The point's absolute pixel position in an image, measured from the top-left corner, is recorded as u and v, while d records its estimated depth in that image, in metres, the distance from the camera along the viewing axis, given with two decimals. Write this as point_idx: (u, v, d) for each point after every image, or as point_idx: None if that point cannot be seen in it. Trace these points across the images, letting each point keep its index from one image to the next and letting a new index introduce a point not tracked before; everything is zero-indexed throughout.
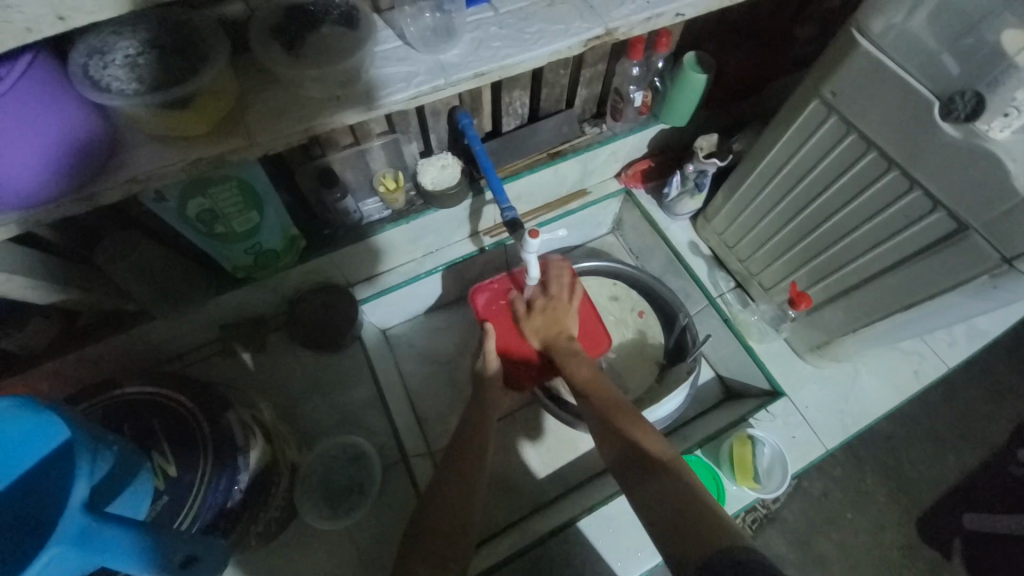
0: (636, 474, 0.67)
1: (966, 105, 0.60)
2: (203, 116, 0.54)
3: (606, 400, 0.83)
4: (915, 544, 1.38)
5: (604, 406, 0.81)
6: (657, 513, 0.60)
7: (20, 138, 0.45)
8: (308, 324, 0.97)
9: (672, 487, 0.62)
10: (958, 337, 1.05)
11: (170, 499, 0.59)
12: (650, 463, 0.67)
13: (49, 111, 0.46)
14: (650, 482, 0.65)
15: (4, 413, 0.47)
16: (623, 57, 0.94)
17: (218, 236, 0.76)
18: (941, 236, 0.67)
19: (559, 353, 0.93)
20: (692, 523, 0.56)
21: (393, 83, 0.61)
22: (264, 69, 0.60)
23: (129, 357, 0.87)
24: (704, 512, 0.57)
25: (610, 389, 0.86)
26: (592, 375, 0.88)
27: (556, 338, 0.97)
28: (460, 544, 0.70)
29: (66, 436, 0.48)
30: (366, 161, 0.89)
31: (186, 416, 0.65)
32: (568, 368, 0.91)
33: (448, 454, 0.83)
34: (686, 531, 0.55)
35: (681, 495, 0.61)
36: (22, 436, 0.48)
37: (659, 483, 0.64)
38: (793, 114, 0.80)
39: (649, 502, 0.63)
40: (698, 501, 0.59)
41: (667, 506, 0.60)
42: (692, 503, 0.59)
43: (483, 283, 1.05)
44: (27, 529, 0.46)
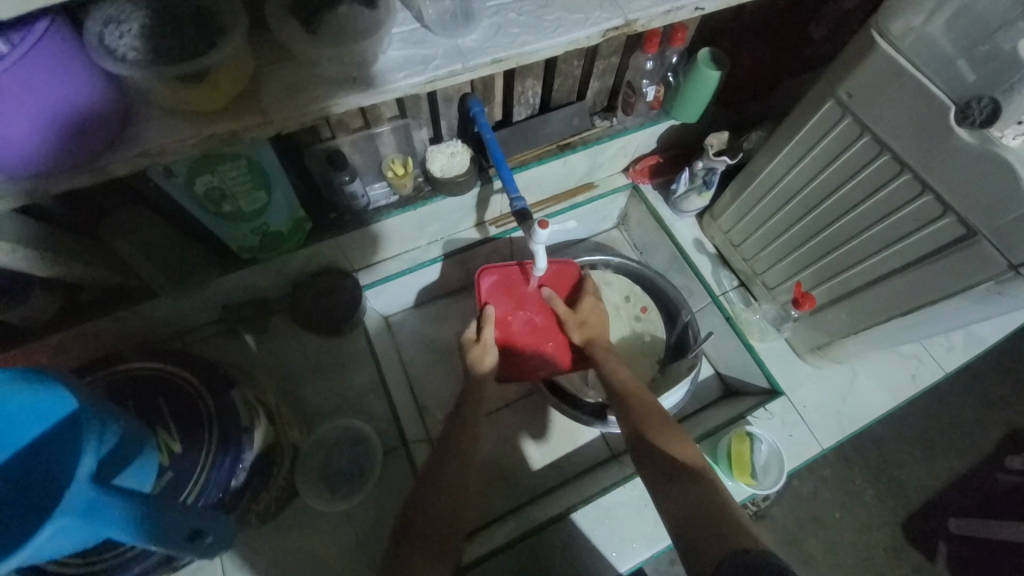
0: (662, 478, 0.70)
1: (982, 111, 0.60)
2: (219, 92, 0.53)
3: (641, 401, 0.85)
4: (901, 545, 1.41)
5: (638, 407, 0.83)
6: (679, 516, 0.63)
7: (34, 105, 0.44)
8: (311, 307, 0.96)
9: (697, 494, 0.65)
10: (956, 342, 1.06)
11: (174, 476, 0.59)
12: (680, 470, 0.70)
13: (62, 79, 0.45)
14: (677, 488, 0.67)
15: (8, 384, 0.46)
16: (638, 50, 0.93)
17: (226, 215, 0.75)
18: (949, 241, 0.68)
19: (598, 349, 0.96)
20: (715, 526, 0.59)
21: (409, 66, 0.60)
22: (279, 46, 0.59)
23: (131, 334, 0.87)
24: (722, 519, 0.60)
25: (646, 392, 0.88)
26: (630, 379, 0.90)
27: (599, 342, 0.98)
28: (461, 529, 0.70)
29: (75, 408, 0.48)
30: (375, 145, 0.89)
31: (190, 394, 0.65)
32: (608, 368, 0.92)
33: (450, 431, 0.84)
34: (707, 535, 0.58)
35: (704, 502, 0.63)
36: (30, 408, 0.48)
37: (686, 489, 0.66)
38: (807, 114, 0.80)
39: (674, 505, 0.65)
40: (719, 509, 0.61)
41: (690, 512, 0.63)
42: (713, 509, 0.62)
43: (491, 264, 1.02)
44: (36, 499, 0.46)
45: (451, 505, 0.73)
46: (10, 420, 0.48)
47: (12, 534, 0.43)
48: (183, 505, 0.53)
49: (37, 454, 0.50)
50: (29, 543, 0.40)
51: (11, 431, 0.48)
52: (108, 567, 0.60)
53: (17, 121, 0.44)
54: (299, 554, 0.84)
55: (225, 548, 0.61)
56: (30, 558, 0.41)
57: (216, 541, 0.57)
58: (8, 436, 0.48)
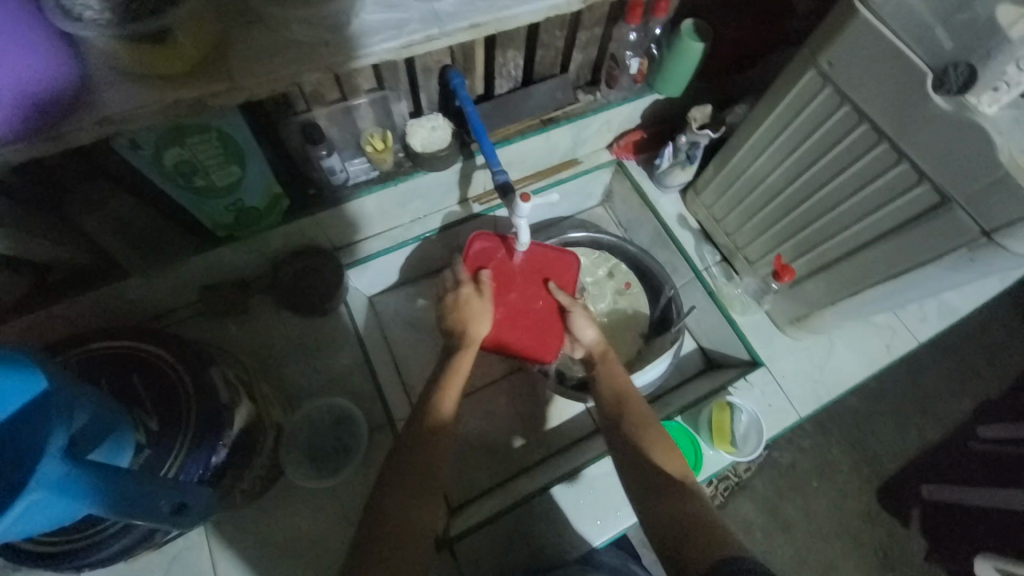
0: (648, 489, 0.69)
1: (959, 77, 0.61)
2: (181, 54, 0.51)
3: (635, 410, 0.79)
4: (875, 511, 1.47)
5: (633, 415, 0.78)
6: (666, 528, 0.63)
7: None
8: (291, 286, 0.95)
9: (684, 508, 0.65)
10: (929, 313, 1.09)
11: (152, 454, 0.58)
12: (668, 483, 0.69)
13: None
14: (665, 499, 0.67)
15: None
16: (620, 21, 0.91)
17: (197, 190, 0.73)
18: (924, 209, 0.69)
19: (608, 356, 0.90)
20: (702, 538, 0.60)
21: (384, 30, 0.58)
22: (246, 7, 0.57)
23: (104, 317, 0.84)
24: (707, 531, 0.61)
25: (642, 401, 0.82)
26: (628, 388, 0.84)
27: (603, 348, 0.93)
28: None
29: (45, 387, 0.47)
30: (353, 119, 0.86)
31: (167, 372, 0.64)
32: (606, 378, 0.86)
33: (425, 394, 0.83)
34: (694, 545, 0.59)
35: (690, 513, 0.64)
36: None
37: (673, 501, 0.66)
38: (788, 85, 0.80)
39: (661, 518, 0.65)
40: (705, 522, 0.62)
41: (676, 525, 0.63)
42: (698, 519, 0.63)
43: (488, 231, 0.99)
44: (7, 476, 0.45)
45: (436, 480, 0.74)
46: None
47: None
48: (159, 478, 0.52)
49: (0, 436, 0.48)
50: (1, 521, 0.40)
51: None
52: (87, 545, 0.60)
53: None
54: (287, 532, 0.84)
55: (206, 519, 0.61)
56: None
57: (195, 512, 0.57)
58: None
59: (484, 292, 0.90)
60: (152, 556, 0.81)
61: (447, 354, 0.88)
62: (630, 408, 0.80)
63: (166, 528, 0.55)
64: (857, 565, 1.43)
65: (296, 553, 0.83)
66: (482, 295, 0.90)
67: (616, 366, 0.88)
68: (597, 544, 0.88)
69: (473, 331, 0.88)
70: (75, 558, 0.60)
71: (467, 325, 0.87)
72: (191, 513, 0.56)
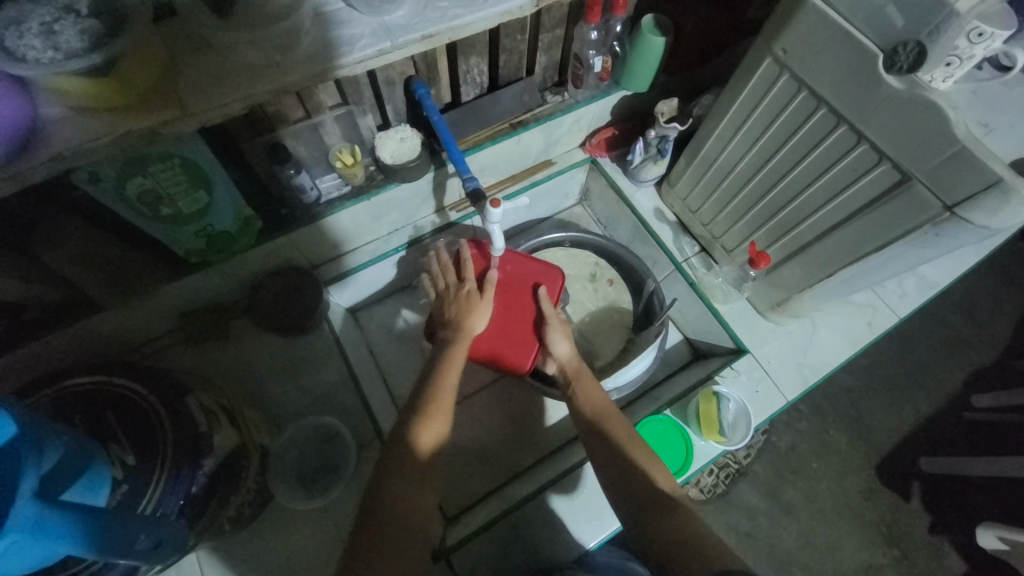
0: (642, 504, 0.69)
1: (908, 57, 0.62)
2: (128, 86, 0.51)
3: (614, 431, 0.77)
4: (876, 487, 1.48)
5: (612, 438, 0.77)
6: (663, 545, 0.63)
7: None
8: (271, 307, 0.94)
9: (680, 524, 0.65)
10: (908, 288, 1.10)
11: (130, 487, 0.58)
12: (663, 501, 0.69)
13: None
14: (659, 517, 0.66)
15: None
16: (581, 20, 0.92)
17: (164, 219, 0.73)
18: (886, 188, 0.70)
19: (583, 374, 0.88)
20: (697, 551, 0.60)
21: (337, 47, 0.59)
22: (195, 32, 0.57)
23: (83, 351, 0.83)
24: (703, 547, 0.61)
25: (620, 420, 0.80)
26: (605, 405, 0.82)
27: (579, 364, 0.90)
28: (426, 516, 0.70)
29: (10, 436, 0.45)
30: (320, 136, 0.86)
31: (141, 404, 0.63)
32: (580, 394, 0.84)
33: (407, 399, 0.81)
34: (692, 561, 0.59)
35: (685, 528, 0.64)
36: None
37: (668, 519, 0.66)
38: (748, 72, 0.80)
39: (656, 536, 0.65)
40: (698, 535, 0.63)
41: (670, 540, 0.63)
42: (695, 535, 0.63)
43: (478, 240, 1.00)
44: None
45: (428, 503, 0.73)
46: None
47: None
48: (131, 515, 0.51)
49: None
50: None
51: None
52: None
53: None
54: (281, 556, 0.83)
55: (178, 551, 0.59)
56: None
57: (171, 544, 0.57)
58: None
59: (487, 293, 0.89)
60: None
61: (440, 348, 0.86)
62: (608, 422, 0.79)
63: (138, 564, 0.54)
64: (861, 543, 1.44)
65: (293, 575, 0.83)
66: (485, 295, 0.89)
67: (591, 383, 0.86)
68: (591, 546, 0.87)
69: (470, 325, 0.87)
70: None
71: (467, 320, 0.87)
72: (159, 549, 0.55)
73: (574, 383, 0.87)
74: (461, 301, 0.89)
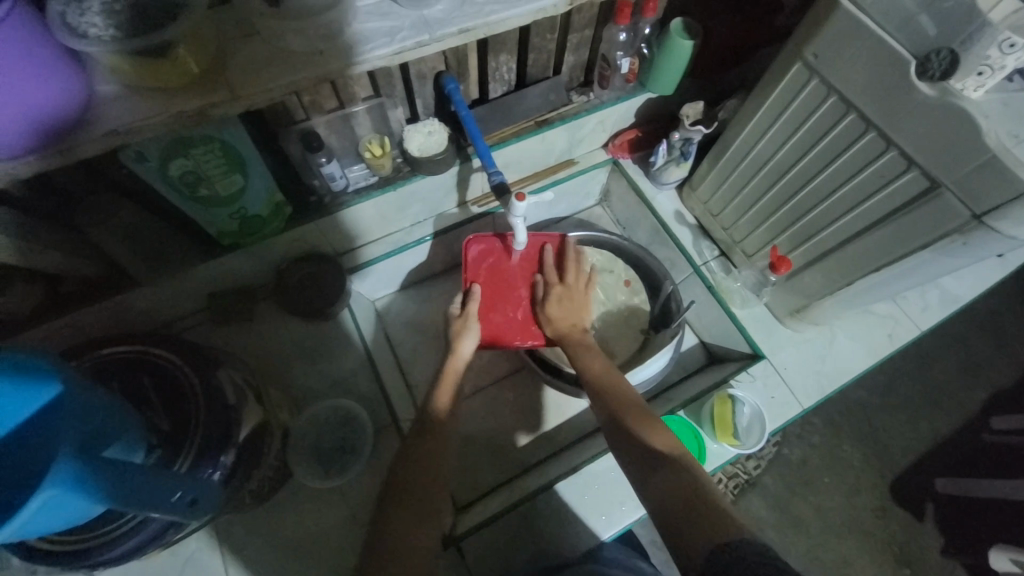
0: (647, 467, 0.67)
1: (941, 64, 0.62)
2: (183, 68, 0.54)
3: (622, 401, 0.79)
4: (888, 506, 1.45)
5: (618, 405, 0.78)
6: (667, 507, 0.60)
7: (15, 98, 0.45)
8: (294, 292, 0.97)
9: (679, 480, 0.63)
10: (931, 301, 1.09)
11: (163, 453, 0.61)
12: None
13: (37, 71, 0.46)
14: (662, 478, 0.64)
15: None
16: (610, 21, 0.93)
17: (202, 200, 0.75)
18: (914, 196, 0.70)
19: (575, 344, 0.92)
20: (697, 515, 0.57)
21: (376, 38, 0.61)
22: (245, 20, 0.59)
23: (115, 325, 0.86)
24: (707, 507, 0.57)
25: (623, 384, 0.83)
26: (606, 369, 0.86)
27: (571, 330, 0.94)
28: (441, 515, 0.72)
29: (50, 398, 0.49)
30: (351, 127, 0.88)
31: (177, 375, 0.66)
32: (580, 361, 0.89)
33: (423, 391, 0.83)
34: (691, 524, 0.56)
35: (684, 489, 0.61)
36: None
37: (669, 478, 0.64)
38: (777, 77, 0.81)
39: (658, 498, 0.63)
40: (704, 495, 0.60)
41: (671, 499, 0.61)
42: (695, 495, 0.60)
43: (484, 235, 1.03)
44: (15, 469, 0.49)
45: (437, 488, 0.75)
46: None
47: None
48: (171, 472, 0.54)
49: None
50: (17, 519, 0.41)
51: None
52: (104, 542, 0.61)
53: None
54: (295, 534, 0.85)
55: (213, 510, 0.62)
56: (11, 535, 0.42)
57: (205, 504, 0.59)
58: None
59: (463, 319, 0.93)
60: (164, 560, 0.82)
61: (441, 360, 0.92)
62: (608, 394, 0.81)
63: (176, 519, 0.56)
64: (872, 560, 1.41)
65: (306, 553, 0.84)
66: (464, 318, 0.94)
67: (591, 352, 0.90)
68: (607, 537, 0.88)
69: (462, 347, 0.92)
70: (91, 555, 0.61)
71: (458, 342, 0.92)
72: (198, 505, 0.57)
73: (571, 353, 0.91)
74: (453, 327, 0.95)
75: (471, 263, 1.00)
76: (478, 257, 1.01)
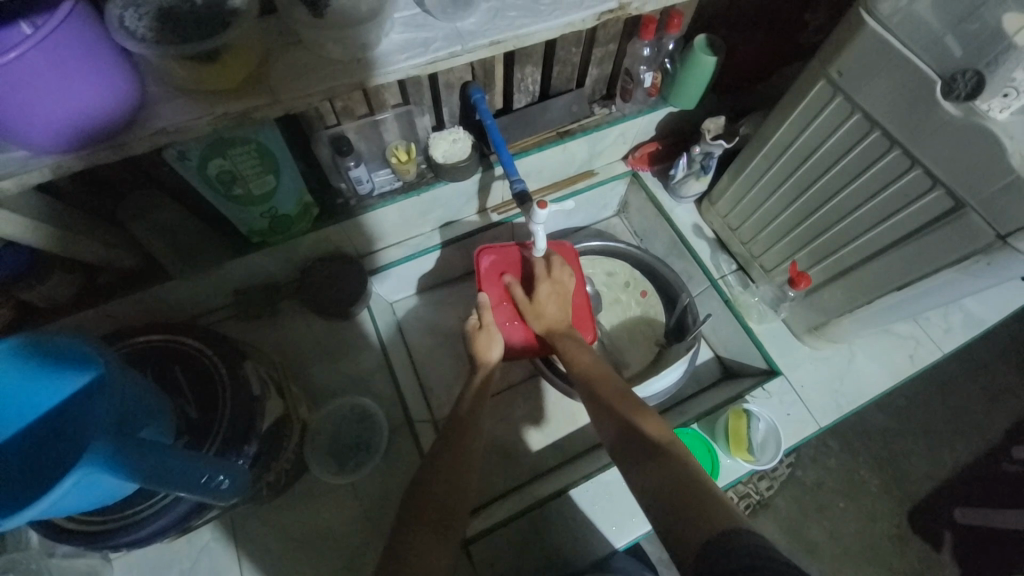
0: (637, 455, 0.67)
1: (967, 84, 0.62)
2: (230, 72, 0.57)
3: (614, 392, 0.80)
4: (906, 534, 1.41)
5: (609, 395, 0.79)
6: (659, 496, 0.60)
7: (73, 96, 0.48)
8: (317, 291, 0.99)
9: (670, 468, 0.62)
10: (954, 323, 1.07)
11: (190, 438, 0.65)
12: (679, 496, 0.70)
13: (95, 71, 0.49)
14: (651, 466, 0.64)
15: (25, 365, 0.53)
16: (634, 37, 0.95)
17: (236, 198, 0.78)
18: (938, 215, 0.70)
19: (561, 338, 0.94)
20: (691, 507, 0.56)
21: (411, 48, 0.64)
22: (288, 29, 0.63)
23: (146, 316, 0.89)
24: (704, 498, 0.57)
25: (612, 375, 0.84)
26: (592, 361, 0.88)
27: (558, 325, 0.96)
28: (452, 517, 0.72)
29: (77, 382, 0.55)
30: (379, 132, 0.91)
31: (208, 366, 0.69)
32: (569, 353, 0.91)
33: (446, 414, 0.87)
34: (684, 516, 0.56)
35: (677, 476, 0.61)
36: (39, 383, 0.54)
37: (657, 466, 0.64)
38: (800, 94, 0.81)
39: (647, 487, 0.63)
40: (696, 484, 0.59)
41: (661, 486, 0.61)
42: (688, 483, 0.60)
43: (491, 245, 1.05)
44: (69, 444, 0.54)
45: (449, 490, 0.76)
46: (13, 397, 0.54)
47: (6, 509, 0.45)
48: (203, 456, 0.56)
49: (47, 424, 0.57)
50: (53, 493, 0.42)
51: (13, 411, 0.55)
52: (127, 525, 0.63)
53: (58, 109, 0.49)
54: (308, 529, 0.87)
55: (240, 495, 0.64)
56: (44, 510, 0.44)
57: (234, 486, 0.61)
58: (10, 413, 0.55)
59: (480, 333, 0.96)
60: (182, 548, 0.84)
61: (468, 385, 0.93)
62: (601, 386, 0.82)
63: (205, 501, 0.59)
64: None
65: (318, 548, 0.86)
66: (487, 330, 0.97)
67: (578, 345, 0.92)
68: (620, 545, 0.87)
69: (488, 355, 0.96)
70: (113, 537, 0.63)
71: (484, 354, 0.96)
72: (228, 488, 0.59)
73: (560, 346, 0.93)
74: (480, 336, 0.97)
75: (484, 273, 1.03)
76: (491, 267, 1.03)
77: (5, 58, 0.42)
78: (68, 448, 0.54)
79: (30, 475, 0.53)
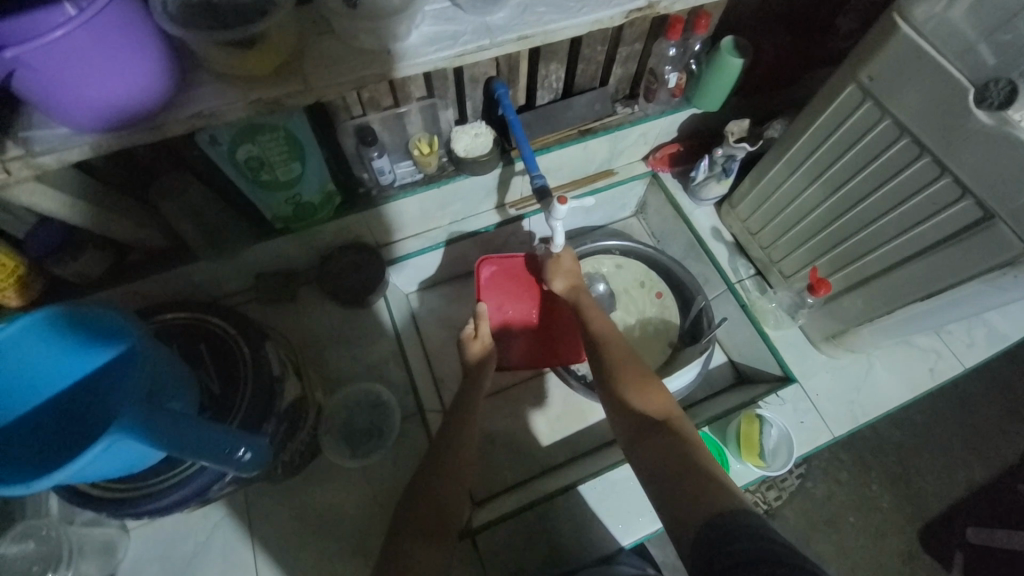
0: (641, 433, 0.69)
1: (999, 93, 0.61)
2: (266, 59, 0.58)
3: (624, 362, 0.80)
4: (916, 552, 1.38)
5: (619, 364, 0.80)
6: (659, 473, 0.62)
7: (113, 73, 0.50)
8: (336, 278, 1.01)
9: (672, 448, 0.64)
10: (977, 338, 1.05)
11: (212, 413, 0.67)
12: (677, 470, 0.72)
13: (136, 51, 0.50)
14: (654, 445, 0.66)
15: (66, 336, 0.55)
16: (661, 37, 0.94)
17: (263, 183, 0.80)
18: (967, 224, 0.68)
19: (585, 299, 0.94)
20: (692, 490, 0.57)
21: (441, 41, 0.64)
22: (322, 19, 0.64)
23: (171, 295, 0.92)
24: (704, 479, 0.58)
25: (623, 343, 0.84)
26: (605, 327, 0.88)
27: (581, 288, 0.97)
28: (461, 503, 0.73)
29: (112, 355, 0.57)
30: (403, 125, 0.93)
31: (231, 345, 0.72)
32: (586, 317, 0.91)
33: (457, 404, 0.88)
34: (684, 498, 0.57)
35: (680, 458, 0.62)
36: (75, 353, 0.57)
37: (662, 444, 0.65)
38: (830, 98, 0.80)
39: (648, 467, 0.64)
40: (699, 466, 0.60)
41: (663, 468, 0.62)
42: (690, 465, 0.61)
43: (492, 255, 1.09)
44: (101, 411, 0.57)
45: (457, 480, 0.77)
46: (45, 366, 0.56)
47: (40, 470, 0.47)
48: (225, 428, 0.57)
49: (78, 392, 0.59)
50: (82, 458, 0.44)
51: (46, 379, 0.57)
52: (148, 494, 0.65)
53: (99, 86, 0.50)
54: (318, 509, 0.89)
55: (261, 467, 0.64)
56: (70, 475, 0.46)
57: (256, 458, 0.63)
58: (46, 381, 0.57)
59: (475, 344, 0.95)
60: (197, 522, 0.87)
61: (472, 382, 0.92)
62: (612, 354, 0.82)
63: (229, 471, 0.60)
64: None
65: (327, 529, 0.88)
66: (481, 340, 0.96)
67: (594, 309, 0.92)
68: (624, 544, 0.88)
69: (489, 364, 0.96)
70: (134, 504, 0.65)
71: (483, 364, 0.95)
72: (251, 460, 0.61)
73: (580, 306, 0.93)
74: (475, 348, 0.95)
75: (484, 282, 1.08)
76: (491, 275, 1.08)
77: (53, 36, 0.44)
78: (101, 416, 0.56)
79: (63, 442, 0.55)
